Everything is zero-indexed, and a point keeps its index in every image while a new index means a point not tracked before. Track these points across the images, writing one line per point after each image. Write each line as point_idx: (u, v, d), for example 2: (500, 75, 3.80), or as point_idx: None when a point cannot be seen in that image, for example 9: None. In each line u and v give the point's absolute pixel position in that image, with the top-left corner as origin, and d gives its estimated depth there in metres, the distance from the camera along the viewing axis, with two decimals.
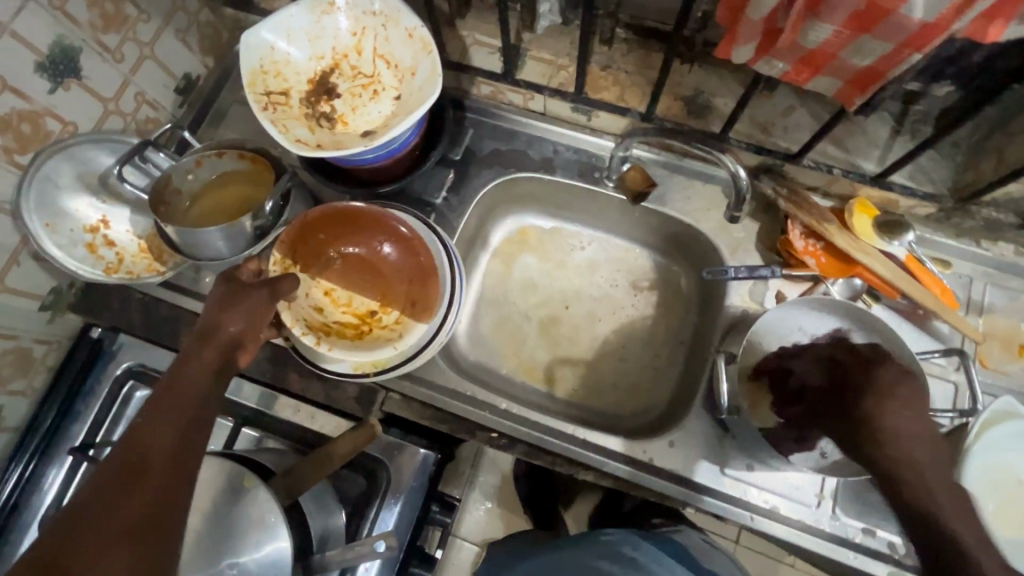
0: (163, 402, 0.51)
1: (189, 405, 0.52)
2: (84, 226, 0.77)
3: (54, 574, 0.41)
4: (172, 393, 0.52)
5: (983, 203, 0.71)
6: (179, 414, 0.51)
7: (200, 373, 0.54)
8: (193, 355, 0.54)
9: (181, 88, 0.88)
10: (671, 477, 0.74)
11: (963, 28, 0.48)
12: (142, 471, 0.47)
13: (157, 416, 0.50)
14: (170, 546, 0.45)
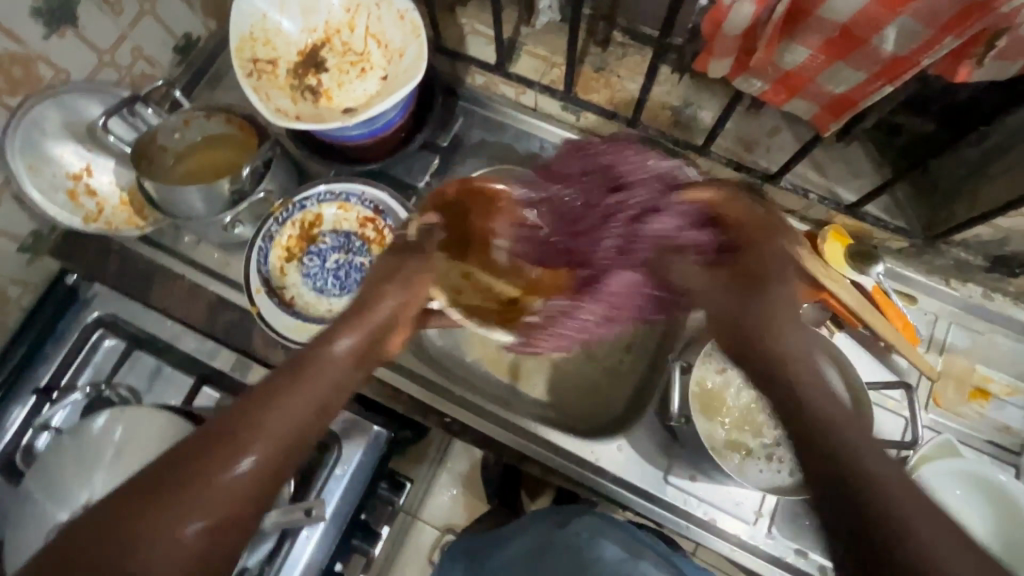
0: (303, 379, 0.54)
1: (326, 387, 0.55)
2: (66, 172, 0.78)
3: (154, 503, 0.44)
4: (316, 368, 0.56)
5: (953, 242, 0.71)
6: (316, 388, 0.54)
7: (343, 353, 0.59)
8: (335, 332, 0.60)
9: (180, 47, 0.89)
10: (615, 479, 0.75)
11: (932, 64, 0.49)
12: (247, 446, 0.48)
13: (293, 386, 0.53)
14: (261, 509, 0.47)
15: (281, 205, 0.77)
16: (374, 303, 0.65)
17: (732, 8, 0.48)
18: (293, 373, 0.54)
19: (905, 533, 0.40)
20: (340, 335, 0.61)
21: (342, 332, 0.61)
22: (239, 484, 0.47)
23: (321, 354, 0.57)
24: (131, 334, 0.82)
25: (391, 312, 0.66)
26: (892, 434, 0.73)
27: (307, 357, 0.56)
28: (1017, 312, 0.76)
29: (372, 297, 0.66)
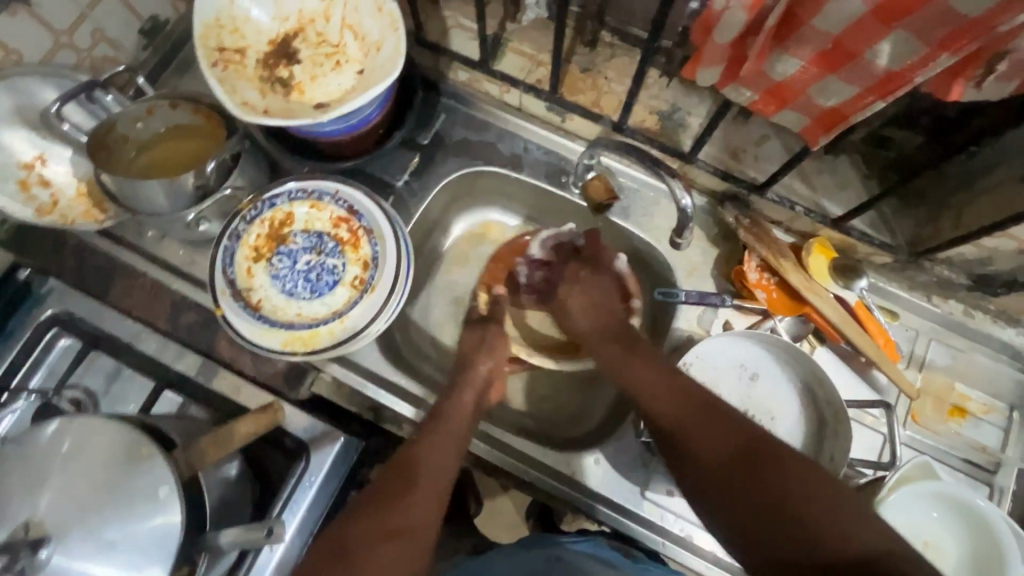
0: (435, 427, 0.67)
1: (459, 435, 0.67)
2: (17, 161, 0.73)
3: (370, 536, 0.58)
4: (449, 419, 0.68)
5: (937, 259, 0.70)
6: (452, 443, 0.66)
7: (471, 403, 0.71)
8: (459, 389, 0.71)
9: (146, 30, 0.85)
10: (591, 494, 0.73)
11: (927, 81, 0.47)
12: (400, 488, 0.61)
13: (438, 441, 0.66)
14: (422, 544, 0.59)
15: (251, 203, 0.74)
16: (465, 366, 0.74)
17: (725, 17, 0.46)
18: (437, 424, 0.67)
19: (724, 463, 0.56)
20: (458, 387, 0.72)
21: (465, 385, 0.72)
22: (418, 513, 0.60)
23: (450, 405, 0.69)
24: (87, 333, 0.78)
25: (485, 374, 0.74)
26: (870, 452, 0.72)
27: (442, 409, 0.69)
28: (1000, 331, 0.74)
29: (465, 363, 0.75)
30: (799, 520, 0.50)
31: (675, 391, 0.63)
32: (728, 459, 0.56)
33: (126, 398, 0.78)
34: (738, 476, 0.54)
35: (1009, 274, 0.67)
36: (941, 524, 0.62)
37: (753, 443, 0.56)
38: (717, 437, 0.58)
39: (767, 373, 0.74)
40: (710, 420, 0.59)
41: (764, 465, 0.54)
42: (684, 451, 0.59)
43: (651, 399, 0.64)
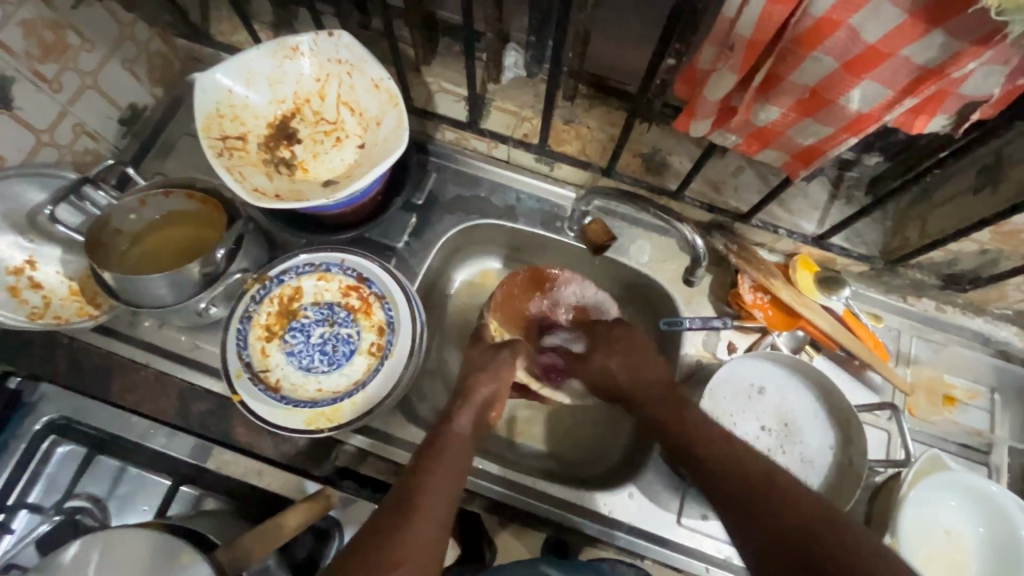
0: (433, 457, 0.64)
1: (457, 463, 0.64)
2: (7, 267, 0.72)
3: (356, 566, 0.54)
4: (446, 447, 0.65)
5: (909, 264, 0.77)
6: (451, 467, 0.63)
7: (466, 429, 0.68)
8: (459, 412, 0.70)
9: (126, 118, 0.84)
10: (629, 529, 0.74)
11: (894, 118, 0.52)
12: (401, 513, 0.58)
13: (435, 465, 0.63)
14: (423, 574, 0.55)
15: (258, 283, 0.74)
16: (466, 388, 0.72)
17: (712, 75, 0.53)
18: (432, 450, 0.65)
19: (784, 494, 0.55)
20: (450, 415, 0.70)
21: (459, 413, 0.70)
22: (417, 540, 0.56)
23: (445, 434, 0.67)
24: (90, 436, 0.75)
25: (486, 395, 0.72)
26: (878, 450, 0.77)
27: (439, 438, 0.66)
28: (970, 321, 0.81)
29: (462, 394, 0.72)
30: (820, 550, 0.50)
31: (700, 424, 0.66)
32: (748, 484, 0.57)
33: (137, 500, 0.75)
34: (759, 503, 0.56)
35: (973, 271, 0.75)
36: (958, 510, 0.67)
37: (769, 477, 0.57)
38: (739, 471, 0.59)
39: (778, 385, 0.77)
40: (734, 449, 0.62)
41: (798, 495, 0.55)
42: (707, 473, 0.61)
43: (683, 423, 0.67)
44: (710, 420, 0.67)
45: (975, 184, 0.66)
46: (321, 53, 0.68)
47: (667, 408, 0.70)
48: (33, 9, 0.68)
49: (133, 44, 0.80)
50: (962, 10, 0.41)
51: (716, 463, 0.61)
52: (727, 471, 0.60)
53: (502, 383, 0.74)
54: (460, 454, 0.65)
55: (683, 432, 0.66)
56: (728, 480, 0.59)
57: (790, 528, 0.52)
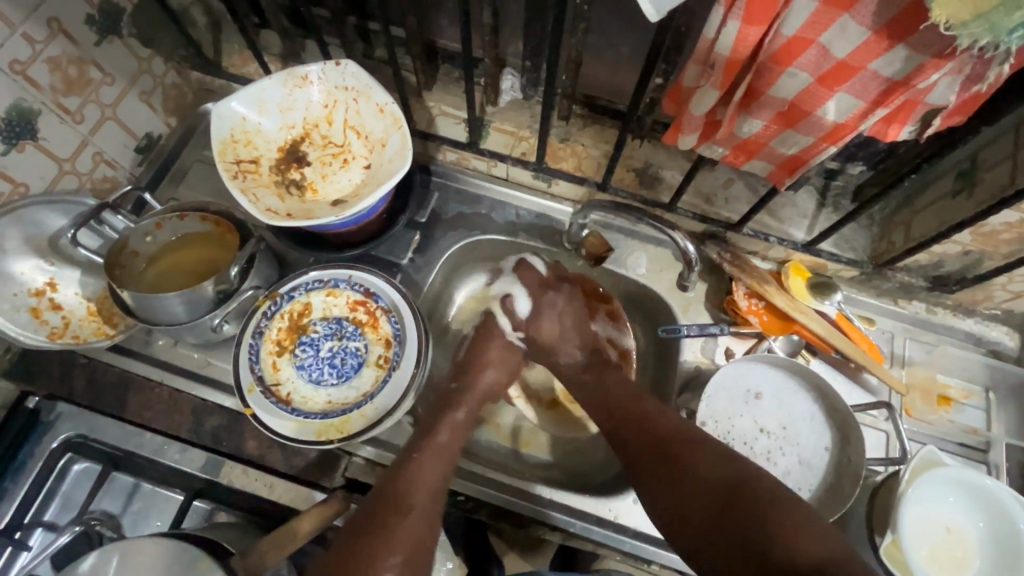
0: (414, 460, 0.67)
1: (440, 465, 0.68)
2: (29, 289, 0.75)
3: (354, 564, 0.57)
4: (429, 450, 0.69)
5: (897, 268, 0.80)
6: (439, 467, 0.67)
7: (447, 441, 0.71)
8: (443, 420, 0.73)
9: (141, 147, 0.88)
10: (636, 534, 0.75)
11: (868, 127, 0.55)
12: (390, 514, 0.62)
13: (425, 465, 0.67)
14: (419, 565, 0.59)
15: (269, 299, 0.76)
16: (469, 372, 0.82)
17: (696, 92, 0.56)
18: (420, 449, 0.68)
19: (692, 455, 0.64)
20: (433, 428, 0.72)
21: (440, 426, 0.72)
22: (404, 539, 0.60)
23: (425, 443, 0.70)
24: (105, 453, 0.78)
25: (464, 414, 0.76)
26: (877, 450, 0.79)
27: (425, 442, 0.70)
28: (961, 322, 0.84)
29: (470, 375, 0.81)
30: (732, 504, 0.58)
31: (626, 396, 0.74)
32: (665, 454, 0.65)
33: (151, 514, 0.78)
34: (675, 468, 0.64)
35: (958, 273, 0.77)
36: (957, 507, 0.68)
37: (683, 440, 0.66)
38: (661, 443, 0.66)
39: (774, 389, 0.79)
40: (652, 416, 0.70)
41: (709, 460, 0.63)
42: (630, 441, 0.69)
43: (612, 397, 0.75)
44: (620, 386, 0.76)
45: (953, 188, 0.69)
46: (329, 81, 0.72)
47: (595, 376, 0.80)
48: (60, 46, 0.71)
49: (150, 77, 0.85)
50: (920, 25, 0.45)
51: (638, 434, 0.68)
52: (646, 440, 0.67)
53: (500, 366, 0.84)
54: (441, 461, 0.68)
55: (627, 409, 0.72)
56: (647, 443, 0.67)
57: (716, 492, 0.60)
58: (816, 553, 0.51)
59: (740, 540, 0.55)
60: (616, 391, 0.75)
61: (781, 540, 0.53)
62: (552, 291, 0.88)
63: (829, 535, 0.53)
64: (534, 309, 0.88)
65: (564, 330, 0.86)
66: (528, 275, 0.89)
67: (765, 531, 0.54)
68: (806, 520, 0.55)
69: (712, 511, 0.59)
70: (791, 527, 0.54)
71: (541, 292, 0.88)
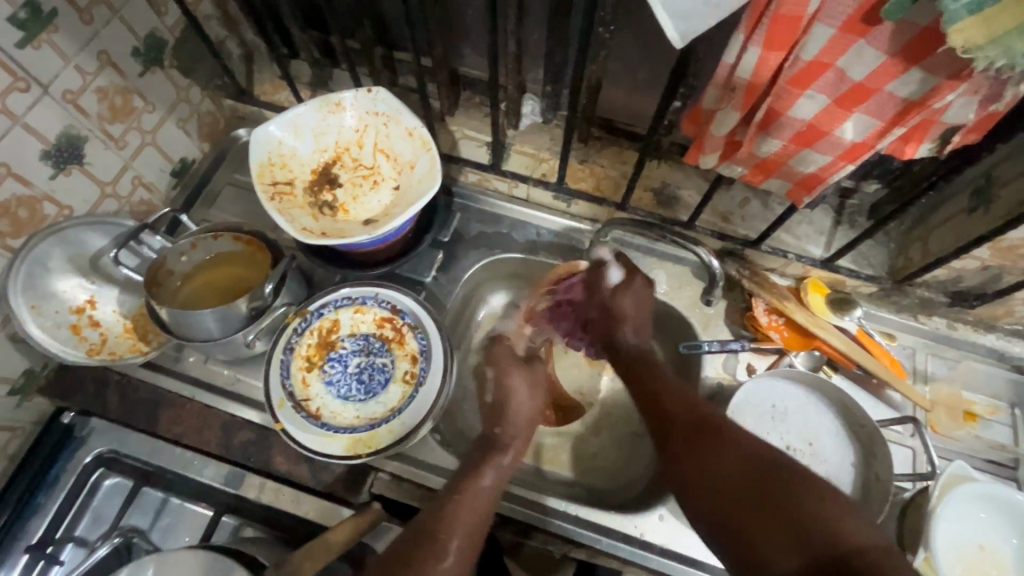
0: (455, 504, 0.65)
1: (481, 510, 0.65)
2: (70, 307, 0.78)
3: None
4: (467, 496, 0.66)
5: (916, 283, 0.81)
6: (478, 514, 0.65)
7: (491, 487, 0.68)
8: (491, 457, 0.71)
9: (176, 171, 0.91)
10: (662, 552, 0.75)
11: (886, 145, 0.57)
12: (426, 553, 0.61)
13: (463, 511, 0.64)
14: None
15: (299, 317, 0.79)
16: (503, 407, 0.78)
17: (717, 113, 0.59)
18: (460, 492, 0.67)
19: (733, 434, 0.62)
20: (476, 471, 0.69)
21: (485, 467, 0.70)
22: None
23: (466, 486, 0.67)
24: (136, 469, 0.79)
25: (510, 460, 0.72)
26: (904, 467, 0.78)
27: (462, 484, 0.67)
28: (983, 338, 0.84)
29: (508, 415, 0.77)
30: (768, 483, 0.56)
31: (670, 381, 0.72)
32: (701, 426, 0.64)
33: (179, 529, 0.79)
34: (713, 445, 0.62)
35: (978, 287, 0.78)
36: (990, 524, 0.67)
37: (723, 423, 0.64)
38: (702, 424, 0.64)
39: (796, 405, 0.79)
40: (694, 401, 0.68)
41: (745, 437, 0.62)
42: (668, 420, 0.67)
43: (658, 380, 0.73)
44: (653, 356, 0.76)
45: (969, 204, 0.71)
46: (361, 107, 0.76)
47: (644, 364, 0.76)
48: (108, 77, 0.75)
49: (188, 105, 0.89)
50: (936, 49, 0.47)
51: (679, 411, 0.67)
52: (682, 419, 0.66)
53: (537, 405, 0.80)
54: (481, 508, 0.66)
55: (667, 391, 0.70)
56: (685, 424, 0.66)
57: (753, 470, 0.58)
58: (851, 539, 0.50)
59: (774, 518, 0.54)
60: (667, 378, 0.73)
61: (816, 524, 0.52)
62: (640, 277, 0.82)
63: (865, 526, 0.51)
64: (621, 282, 0.82)
65: (642, 313, 0.81)
66: (626, 259, 0.84)
67: (805, 510, 0.53)
68: (844, 508, 0.53)
69: (747, 492, 0.57)
70: (834, 514, 0.52)
71: (633, 271, 0.82)
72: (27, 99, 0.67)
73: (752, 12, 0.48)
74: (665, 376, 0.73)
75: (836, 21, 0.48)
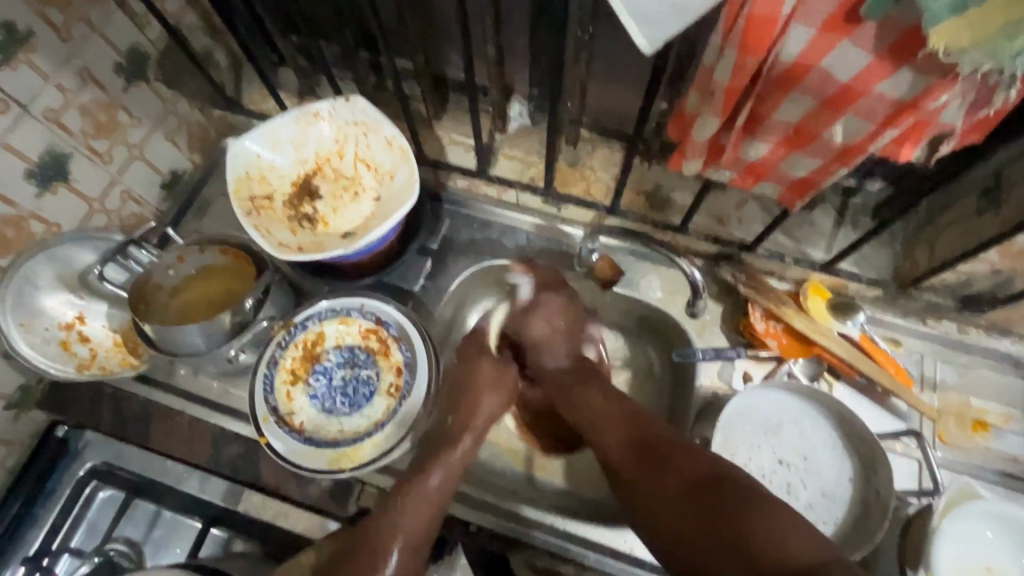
0: (398, 508, 0.65)
1: (425, 517, 0.65)
2: (59, 323, 0.79)
3: None
4: (410, 500, 0.66)
5: (923, 288, 0.77)
6: (423, 505, 0.66)
7: (438, 485, 0.68)
8: (457, 444, 0.73)
9: (167, 183, 0.91)
10: (654, 569, 0.73)
11: (879, 148, 0.53)
12: (367, 557, 0.63)
13: (408, 507, 0.65)
14: None
15: (284, 329, 0.78)
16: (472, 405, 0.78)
17: (698, 118, 0.56)
18: (410, 484, 0.67)
19: (673, 452, 0.62)
20: (425, 469, 0.69)
21: (432, 466, 0.69)
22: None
23: (417, 484, 0.67)
24: (128, 481, 0.80)
25: (484, 418, 0.77)
26: (909, 479, 0.75)
27: (406, 487, 0.67)
28: (997, 343, 0.79)
29: (467, 405, 0.78)
30: (709, 500, 0.56)
31: (616, 405, 0.70)
32: (644, 451, 0.63)
33: (171, 541, 0.80)
34: (659, 469, 0.61)
35: (988, 292, 0.74)
36: (997, 544, 0.64)
37: (667, 443, 0.63)
38: (647, 444, 0.64)
39: (793, 416, 0.76)
40: (636, 422, 0.67)
41: (686, 454, 0.61)
42: (620, 455, 0.65)
43: (592, 409, 0.72)
44: (616, 393, 0.73)
45: (977, 206, 0.67)
46: (339, 116, 0.75)
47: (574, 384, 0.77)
48: (91, 94, 0.75)
49: (175, 118, 0.89)
50: (923, 50, 0.43)
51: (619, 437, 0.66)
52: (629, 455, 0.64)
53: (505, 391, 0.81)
54: (430, 508, 0.66)
55: (610, 415, 0.70)
56: (631, 450, 0.64)
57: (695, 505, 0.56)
58: (799, 552, 0.49)
59: (723, 544, 0.52)
60: (596, 410, 0.71)
61: (757, 537, 0.51)
62: (549, 294, 0.86)
63: (812, 534, 0.51)
64: (533, 301, 0.86)
65: (557, 330, 0.85)
66: (539, 274, 0.87)
67: (746, 521, 0.53)
68: (784, 517, 0.52)
69: (697, 524, 0.55)
70: (776, 527, 0.51)
71: (543, 289, 0.86)
72: (7, 120, 0.67)
73: (726, 13, 0.46)
74: (598, 404, 0.72)
75: (815, 22, 0.44)
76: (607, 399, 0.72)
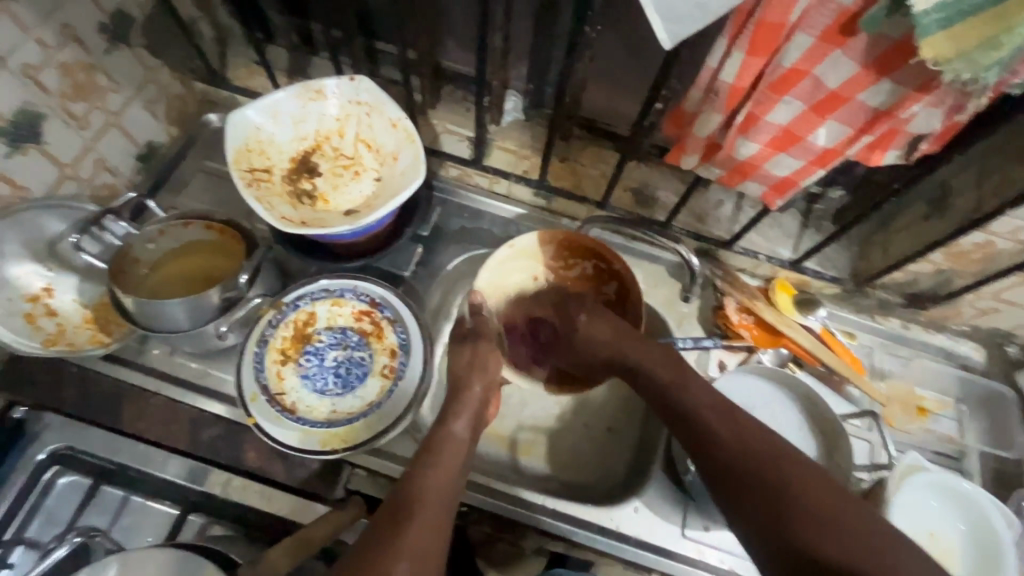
0: (428, 459, 0.65)
1: (454, 466, 0.64)
2: (24, 295, 0.75)
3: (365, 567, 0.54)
4: (441, 449, 0.66)
5: (875, 286, 0.86)
6: (454, 457, 0.65)
7: (464, 430, 0.69)
8: (462, 407, 0.71)
9: (142, 155, 0.87)
10: (638, 543, 0.77)
11: (855, 152, 0.60)
12: (402, 515, 0.58)
13: (440, 462, 0.64)
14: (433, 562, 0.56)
15: (274, 308, 0.77)
16: (457, 390, 0.72)
17: (699, 115, 0.61)
18: (430, 451, 0.66)
19: (778, 464, 0.59)
20: (446, 419, 0.70)
21: (458, 415, 0.70)
22: (419, 547, 0.56)
23: (441, 435, 0.67)
24: (95, 467, 0.76)
25: (480, 394, 0.72)
26: (862, 458, 0.83)
27: (435, 440, 0.67)
28: (933, 337, 0.89)
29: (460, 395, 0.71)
30: (817, 512, 0.54)
31: (705, 395, 0.66)
32: (751, 454, 0.60)
33: (143, 528, 0.77)
34: (761, 477, 0.58)
35: (931, 291, 0.83)
36: (937, 512, 0.72)
37: (772, 450, 0.60)
38: (750, 452, 0.60)
39: (761, 400, 0.82)
40: (736, 421, 0.63)
41: (790, 462, 0.59)
42: (715, 447, 0.62)
43: (684, 394, 0.67)
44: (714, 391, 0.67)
45: (925, 212, 0.76)
46: (343, 95, 0.75)
47: (629, 347, 0.73)
48: (70, 53, 0.71)
49: (156, 86, 0.85)
50: (905, 62, 0.50)
51: (719, 429, 0.63)
52: (734, 447, 0.61)
53: (493, 379, 0.73)
54: (457, 454, 0.66)
55: (691, 412, 0.66)
56: (735, 454, 0.61)
57: (797, 499, 0.56)
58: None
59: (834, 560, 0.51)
60: (698, 396, 0.66)
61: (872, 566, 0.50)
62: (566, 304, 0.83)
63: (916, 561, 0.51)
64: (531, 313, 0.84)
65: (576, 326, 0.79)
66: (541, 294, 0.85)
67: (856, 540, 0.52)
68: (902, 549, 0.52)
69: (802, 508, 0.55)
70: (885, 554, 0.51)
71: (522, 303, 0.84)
72: None
73: (738, 17, 0.51)
74: (693, 391, 0.67)
75: (816, 30, 0.50)
76: (703, 393, 0.67)
